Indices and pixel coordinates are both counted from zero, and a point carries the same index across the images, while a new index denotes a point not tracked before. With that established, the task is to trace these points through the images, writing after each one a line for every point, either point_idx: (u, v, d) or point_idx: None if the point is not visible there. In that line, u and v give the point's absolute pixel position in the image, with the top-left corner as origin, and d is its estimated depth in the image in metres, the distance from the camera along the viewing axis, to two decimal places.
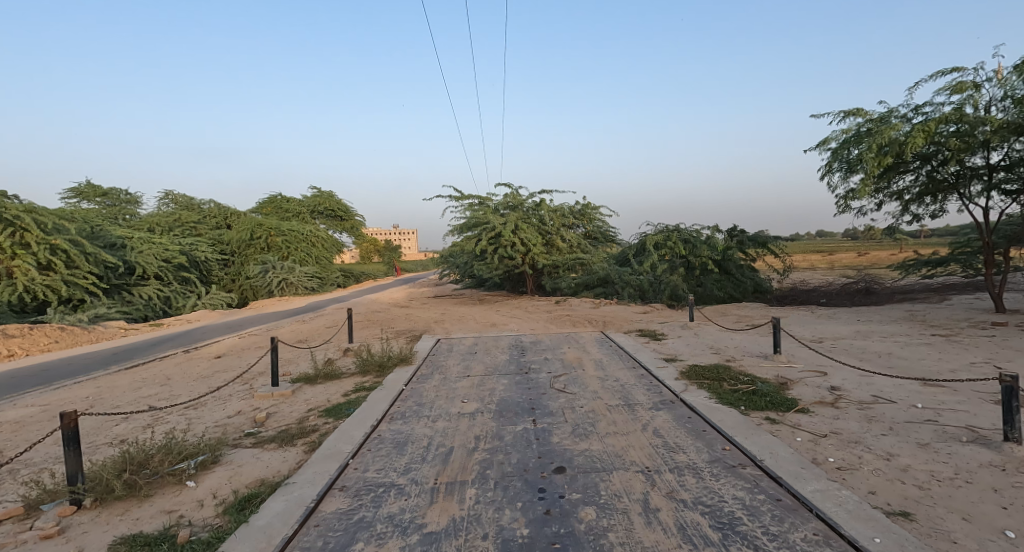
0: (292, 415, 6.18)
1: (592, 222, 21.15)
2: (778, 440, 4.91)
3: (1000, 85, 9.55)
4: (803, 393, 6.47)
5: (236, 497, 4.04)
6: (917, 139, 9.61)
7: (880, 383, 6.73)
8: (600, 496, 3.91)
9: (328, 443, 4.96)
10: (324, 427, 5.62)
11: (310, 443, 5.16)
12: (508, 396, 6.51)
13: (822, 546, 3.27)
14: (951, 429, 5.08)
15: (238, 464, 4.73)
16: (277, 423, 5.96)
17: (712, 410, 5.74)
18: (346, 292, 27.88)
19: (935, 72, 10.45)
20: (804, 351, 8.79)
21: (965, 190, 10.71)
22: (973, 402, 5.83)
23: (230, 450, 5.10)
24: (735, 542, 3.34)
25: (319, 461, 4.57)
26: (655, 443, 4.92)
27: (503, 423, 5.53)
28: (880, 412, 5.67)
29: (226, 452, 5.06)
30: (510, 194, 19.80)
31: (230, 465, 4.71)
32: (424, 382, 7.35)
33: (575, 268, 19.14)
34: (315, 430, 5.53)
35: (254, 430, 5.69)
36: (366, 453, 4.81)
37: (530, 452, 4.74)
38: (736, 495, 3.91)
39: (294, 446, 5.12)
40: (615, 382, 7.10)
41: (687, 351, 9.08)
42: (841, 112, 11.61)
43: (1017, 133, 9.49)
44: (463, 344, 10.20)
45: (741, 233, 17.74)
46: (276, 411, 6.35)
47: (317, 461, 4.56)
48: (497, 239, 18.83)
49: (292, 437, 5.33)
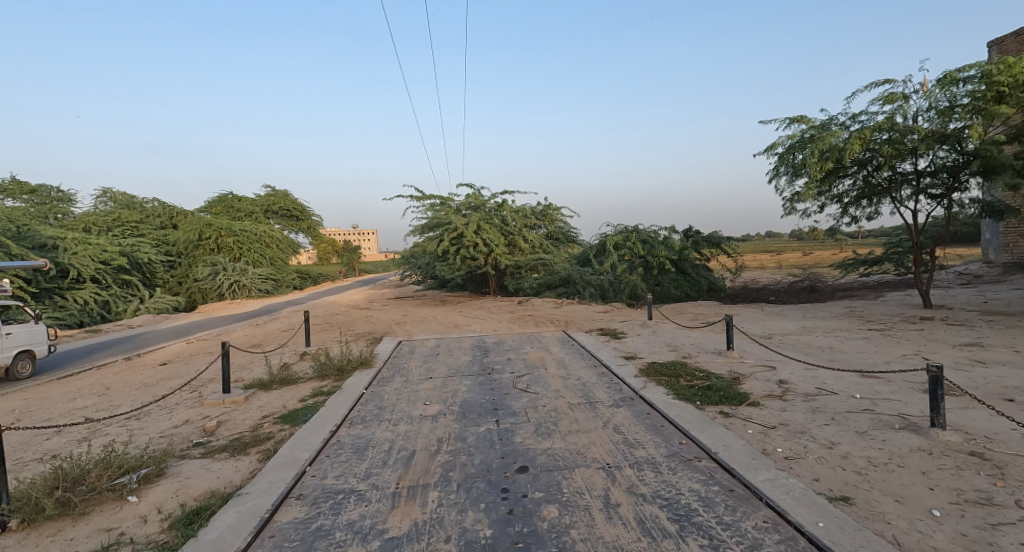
0: (245, 423, 6.03)
1: (554, 222, 21.68)
2: (730, 433, 5.13)
3: (925, 97, 10.22)
4: (754, 387, 6.78)
5: (183, 511, 3.92)
6: (854, 146, 10.15)
7: (823, 376, 7.13)
8: (563, 494, 4.00)
9: (284, 451, 4.88)
10: (279, 434, 5.51)
11: (264, 451, 5.06)
12: (471, 398, 6.55)
13: (771, 533, 3.46)
14: (886, 417, 5.44)
15: (186, 476, 4.59)
16: (229, 431, 5.79)
17: (671, 405, 5.97)
18: (320, 292, 27.92)
19: (869, 83, 11.08)
20: (754, 347, 9.19)
21: (897, 194, 11.40)
22: (905, 392, 6.25)
23: (177, 462, 4.94)
24: (691, 533, 3.48)
25: (274, 469, 4.50)
26: (615, 439, 5.07)
27: (466, 425, 5.56)
28: (824, 403, 6.01)
29: (173, 464, 4.90)
30: (472, 194, 19.84)
31: (176, 478, 4.56)
32: (385, 385, 7.29)
33: (538, 269, 19.31)
34: (269, 438, 5.42)
35: (203, 439, 5.52)
36: (323, 460, 4.74)
37: (493, 452, 4.80)
38: (692, 487, 4.08)
39: (247, 455, 5.00)
40: (577, 381, 7.24)
41: (645, 349, 9.34)
42: (786, 119, 12.15)
43: (941, 141, 10.18)
44: (425, 345, 10.19)
45: (697, 233, 18.40)
46: (227, 420, 6.19)
47: (271, 470, 4.47)
48: (459, 240, 18.79)
49: (245, 446, 5.22)
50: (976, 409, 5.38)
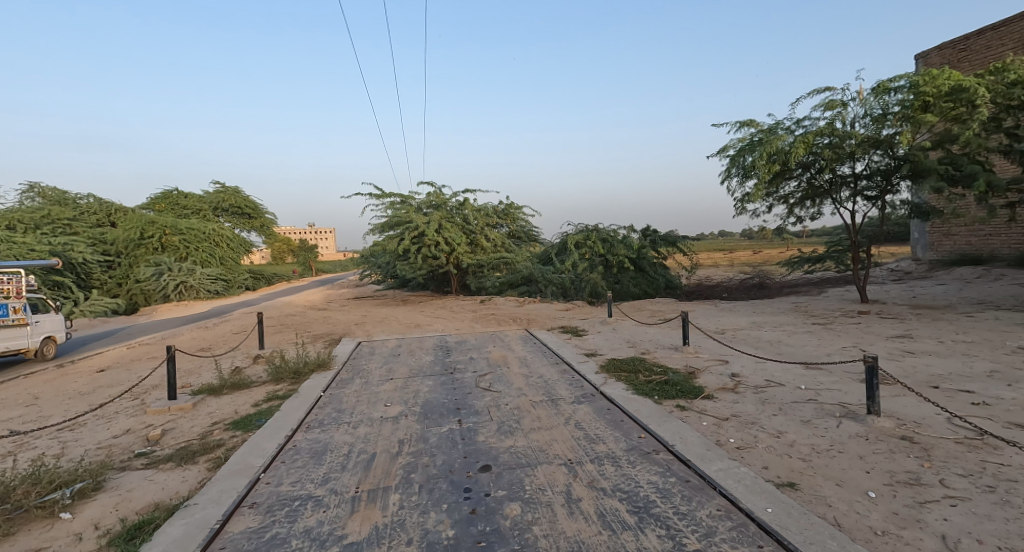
0: (193, 431, 5.84)
1: (515, 222, 21.80)
2: (686, 425, 5.33)
3: (862, 105, 10.83)
4: (709, 380, 7.06)
5: (123, 526, 3.78)
6: (799, 150, 10.67)
7: (772, 368, 7.48)
8: (525, 491, 4.07)
9: (236, 458, 4.76)
10: (230, 441, 5.36)
11: (214, 460, 4.92)
12: (433, 398, 6.55)
13: (724, 520, 3.63)
14: (828, 406, 5.78)
15: (127, 488, 4.42)
16: (175, 439, 5.60)
17: (630, 400, 6.15)
18: (274, 293, 27.13)
19: (812, 90, 11.67)
20: (709, 342, 9.54)
21: (837, 196, 12.04)
22: (844, 382, 6.65)
23: (116, 474, 4.74)
24: (650, 524, 3.61)
25: (225, 477, 4.39)
26: (577, 435, 5.19)
27: (428, 425, 5.57)
28: (772, 394, 6.32)
29: (111, 477, 4.70)
30: (434, 192, 19.70)
31: (115, 491, 4.38)
32: (343, 387, 7.19)
33: (500, 268, 19.39)
34: (220, 445, 5.27)
35: (146, 449, 5.32)
36: (278, 466, 4.65)
37: (455, 452, 4.83)
38: (650, 479, 4.23)
39: (195, 464, 4.85)
40: (539, 379, 7.34)
41: (605, 346, 9.55)
42: (736, 122, 12.65)
43: (876, 146, 10.81)
44: (386, 346, 10.08)
45: (654, 232, 18.89)
46: (173, 428, 5.97)
47: (223, 479, 4.36)
48: (420, 239, 18.61)
49: (192, 454, 5.06)
50: (907, 397, 5.77)
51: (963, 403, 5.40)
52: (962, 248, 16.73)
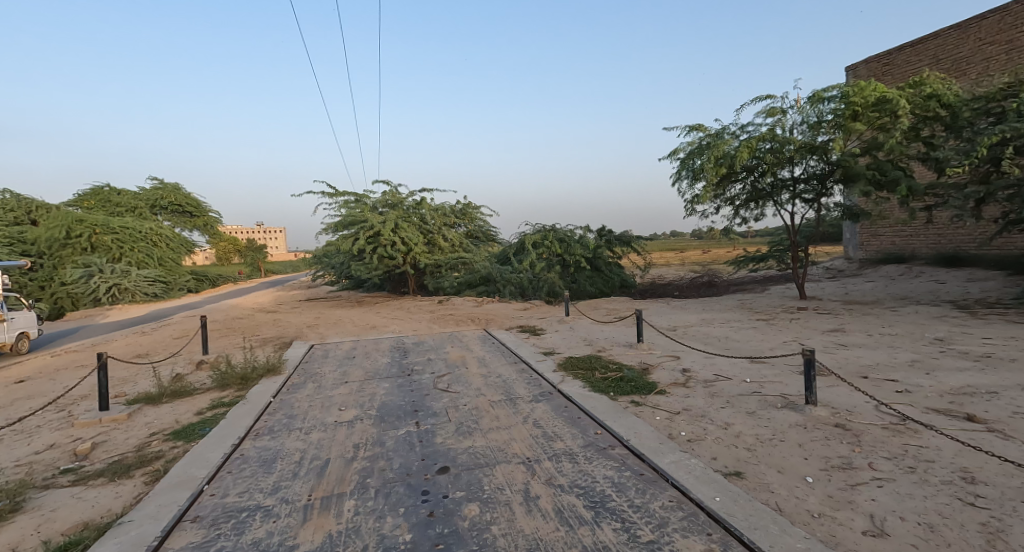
0: (127, 443, 5.57)
1: (473, 221, 21.81)
2: (640, 420, 5.51)
3: (799, 112, 11.44)
4: (662, 376, 7.30)
5: (49, 548, 3.59)
6: (743, 154, 11.16)
7: (720, 363, 7.82)
8: (484, 491, 4.12)
9: (177, 470, 4.59)
10: (169, 453, 5.16)
11: (152, 473, 4.72)
12: (390, 400, 6.50)
13: (676, 510, 3.78)
14: (771, 398, 6.10)
15: (52, 508, 4.19)
16: (106, 453, 5.33)
17: (586, 397, 6.29)
18: (219, 295, 26.05)
19: (755, 97, 12.23)
20: (661, 339, 9.85)
21: (778, 198, 12.66)
22: (785, 374, 7.03)
23: (40, 493, 4.48)
24: (606, 517, 3.73)
25: (165, 491, 4.23)
26: (535, 433, 5.27)
27: (385, 428, 5.53)
28: (720, 388, 6.61)
29: (34, 497, 4.44)
30: (389, 191, 19.43)
31: (39, 512, 4.15)
32: (295, 392, 7.03)
33: (457, 268, 19.33)
34: (158, 457, 5.06)
35: (73, 465, 5.04)
36: (224, 477, 4.52)
37: (413, 455, 4.81)
38: (606, 474, 4.35)
39: (130, 478, 4.65)
40: (498, 378, 7.39)
41: (562, 344, 9.70)
42: (686, 126, 13.10)
43: (813, 152, 11.43)
44: (340, 348, 9.90)
45: (610, 232, 19.26)
46: (105, 440, 5.68)
47: (163, 493, 4.20)
48: (376, 238, 18.31)
49: (127, 468, 4.84)
50: (840, 387, 6.16)
51: (888, 391, 5.82)
52: (889, 247, 17.87)
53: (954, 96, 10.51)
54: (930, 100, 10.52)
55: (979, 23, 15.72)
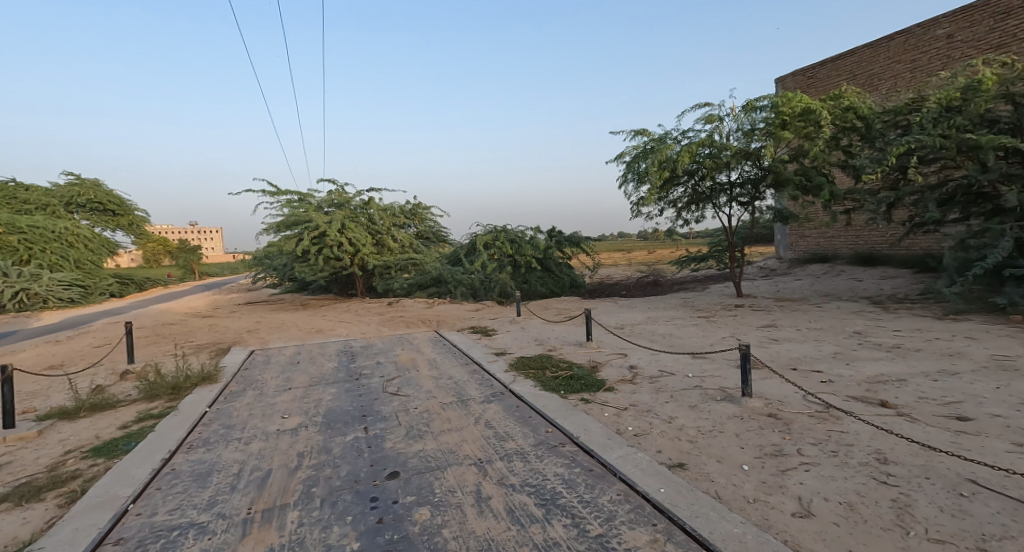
0: (40, 463, 5.19)
1: (423, 222, 21.69)
2: (589, 417, 5.66)
3: (735, 120, 12.05)
4: (610, 373, 7.51)
5: None
6: (684, 158, 11.64)
7: (664, 359, 8.13)
8: (435, 494, 4.13)
9: (98, 489, 4.34)
10: (88, 471, 4.85)
11: (68, 494, 4.43)
12: (338, 406, 6.38)
13: (623, 503, 3.92)
14: (711, 391, 6.41)
15: None
16: (14, 475, 4.95)
17: (537, 396, 6.40)
18: (148, 300, 24.55)
19: (695, 105, 12.80)
20: (609, 337, 10.12)
21: (716, 202, 13.27)
22: (724, 368, 7.41)
23: None
24: (556, 514, 3.82)
25: (84, 512, 3.99)
26: (487, 434, 5.32)
27: (332, 435, 5.43)
28: (664, 383, 6.88)
29: None
30: (335, 191, 18.97)
31: None
32: (233, 400, 6.76)
33: (408, 269, 19.11)
34: (76, 477, 4.75)
35: None
36: (153, 494, 4.31)
37: (361, 461, 4.75)
38: (557, 472, 4.46)
39: (42, 501, 4.34)
40: (449, 380, 7.39)
41: (513, 344, 9.80)
42: (631, 131, 13.51)
43: (747, 158, 12.07)
44: (283, 354, 9.59)
45: (559, 233, 19.59)
46: (12, 461, 5.27)
47: (81, 514, 3.97)
48: (322, 239, 17.81)
49: (39, 490, 4.52)
50: (773, 379, 6.56)
51: (815, 381, 6.25)
52: (814, 247, 19.09)
53: (868, 109, 11.40)
54: (848, 112, 11.35)
55: (889, 43, 17.03)
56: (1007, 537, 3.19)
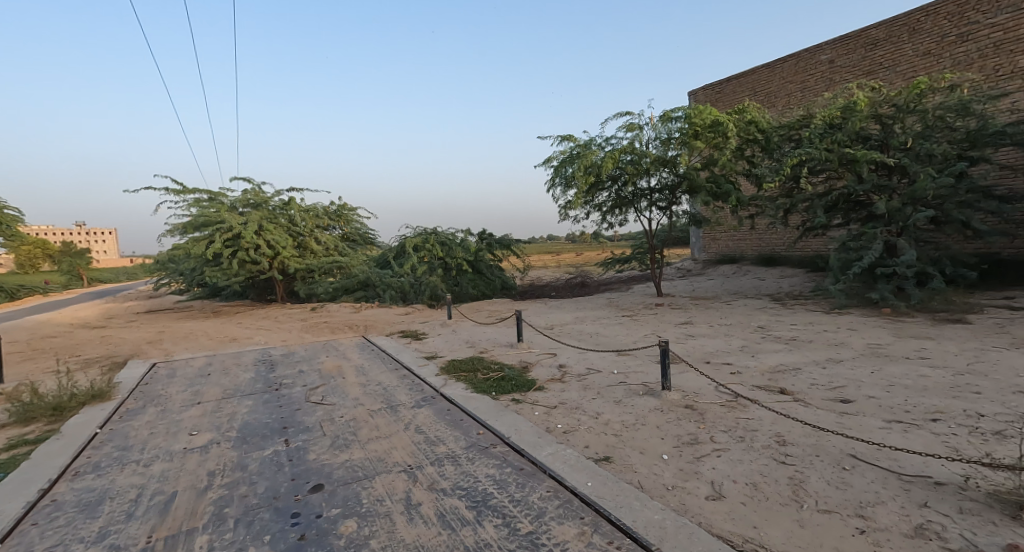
0: None
1: (349, 224, 21.16)
2: (520, 417, 5.77)
3: (653, 129, 12.71)
4: (541, 373, 7.69)
5: None
6: (608, 164, 12.13)
7: (591, 357, 8.43)
8: (362, 505, 4.06)
9: None
10: None
11: None
12: (256, 418, 6.09)
13: (553, 500, 4.05)
14: (634, 386, 6.74)
15: None
16: None
17: (468, 398, 6.45)
18: (26, 310, 21.99)
19: (617, 113, 13.38)
20: (539, 338, 10.34)
21: (638, 206, 13.92)
22: (646, 364, 7.81)
23: None
24: (487, 515, 3.88)
25: None
26: (417, 439, 5.29)
27: (248, 450, 5.19)
28: (592, 381, 7.14)
29: None
30: (251, 190, 18.02)
31: None
32: (130, 419, 6.26)
33: (333, 272, 18.50)
34: None
35: None
36: (28, 531, 3.91)
37: (281, 476, 4.58)
38: (488, 473, 4.52)
39: None
40: (378, 386, 7.27)
41: (444, 347, 9.76)
42: (558, 136, 13.89)
43: (665, 165, 12.77)
44: (191, 366, 8.97)
45: (490, 236, 19.74)
46: None
47: None
48: (236, 241, 16.81)
49: None
50: (689, 372, 7.00)
51: (725, 373, 6.75)
52: (724, 248, 20.46)
53: (767, 123, 12.43)
54: (750, 125, 12.28)
55: (783, 63, 18.58)
56: (880, 503, 3.62)
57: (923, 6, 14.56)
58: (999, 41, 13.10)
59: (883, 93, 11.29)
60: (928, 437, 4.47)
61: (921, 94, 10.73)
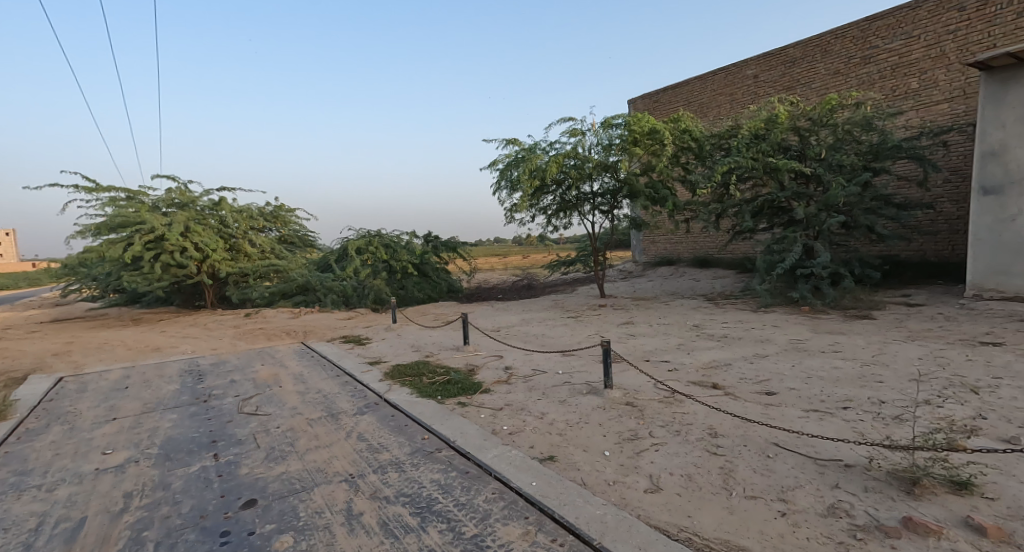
0: None
1: (287, 226, 20.44)
2: (466, 420, 5.76)
3: (595, 135, 13.05)
4: (487, 375, 7.71)
5: None
6: (553, 168, 12.33)
7: (537, 358, 8.54)
8: (300, 518, 3.94)
9: None
10: None
11: None
12: (183, 433, 5.76)
13: (498, 501, 4.08)
14: (578, 386, 6.88)
15: None
16: None
17: (413, 403, 6.37)
18: None
19: (560, 118, 13.64)
20: (486, 340, 10.36)
21: (582, 210, 14.24)
22: (589, 364, 7.99)
23: None
24: (432, 521, 3.86)
25: None
26: (359, 447, 5.18)
27: (171, 467, 4.90)
28: (537, 382, 7.23)
29: None
30: (176, 189, 17.01)
31: None
32: (31, 440, 5.74)
33: (269, 276, 17.75)
34: None
35: None
36: None
37: (209, 493, 4.36)
38: (433, 478, 4.49)
39: None
40: (317, 394, 7.05)
41: (389, 352, 9.59)
42: (503, 139, 13.98)
43: (607, 170, 13.14)
44: (106, 379, 8.35)
45: (436, 239, 19.55)
46: None
47: None
48: (158, 243, 15.78)
49: None
50: (630, 371, 7.22)
51: (663, 370, 7.02)
52: (663, 251, 21.24)
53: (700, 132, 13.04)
54: (684, 134, 12.82)
55: (713, 76, 19.53)
56: (798, 487, 3.89)
57: (832, 29, 15.75)
58: (895, 65, 14.41)
59: (799, 107, 12.06)
60: (840, 424, 4.84)
61: (832, 110, 11.53)
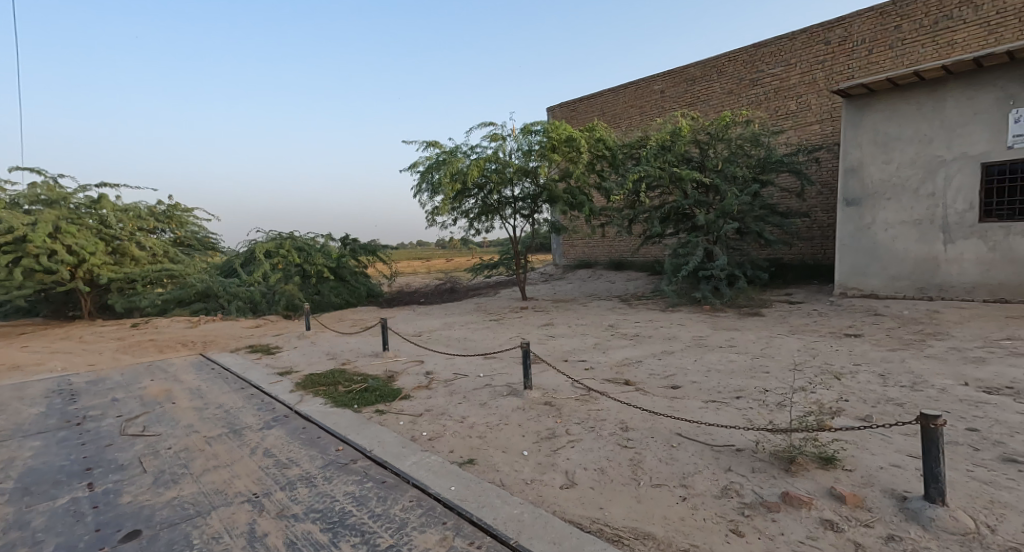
0: None
1: (184, 227, 18.96)
2: (384, 428, 5.61)
3: (515, 140, 13.22)
4: (406, 381, 7.56)
5: None
6: (474, 172, 12.36)
7: (457, 362, 8.50)
8: (192, 546, 3.63)
9: None
10: None
11: None
12: (51, 462, 5.13)
13: (414, 509, 4.00)
14: (497, 388, 6.93)
15: None
16: None
17: (327, 414, 6.11)
18: None
19: (481, 123, 13.71)
20: (406, 345, 10.17)
21: (503, 213, 14.37)
22: (509, 365, 8.06)
23: None
24: (344, 535, 3.71)
25: None
26: (266, 464, 4.88)
27: (34, 502, 4.34)
28: (457, 385, 7.20)
29: None
30: (42, 185, 15.18)
31: None
32: None
33: (161, 283, 16.28)
34: None
35: None
36: None
37: (82, 528, 3.91)
38: (347, 490, 4.33)
39: None
40: (218, 409, 6.56)
41: (302, 361, 9.13)
42: (424, 142, 13.80)
43: (526, 175, 13.36)
44: None
45: (355, 242, 18.90)
46: None
47: None
48: (19, 245, 13.94)
49: None
50: (548, 371, 7.38)
51: (580, 369, 7.24)
52: (581, 254, 21.97)
53: (613, 142, 13.62)
54: (599, 143, 13.33)
55: (624, 90, 20.51)
56: (697, 472, 4.15)
57: (726, 52, 17.07)
58: (777, 88, 15.89)
59: (700, 122, 12.96)
60: (734, 412, 5.23)
61: (727, 126, 12.46)
